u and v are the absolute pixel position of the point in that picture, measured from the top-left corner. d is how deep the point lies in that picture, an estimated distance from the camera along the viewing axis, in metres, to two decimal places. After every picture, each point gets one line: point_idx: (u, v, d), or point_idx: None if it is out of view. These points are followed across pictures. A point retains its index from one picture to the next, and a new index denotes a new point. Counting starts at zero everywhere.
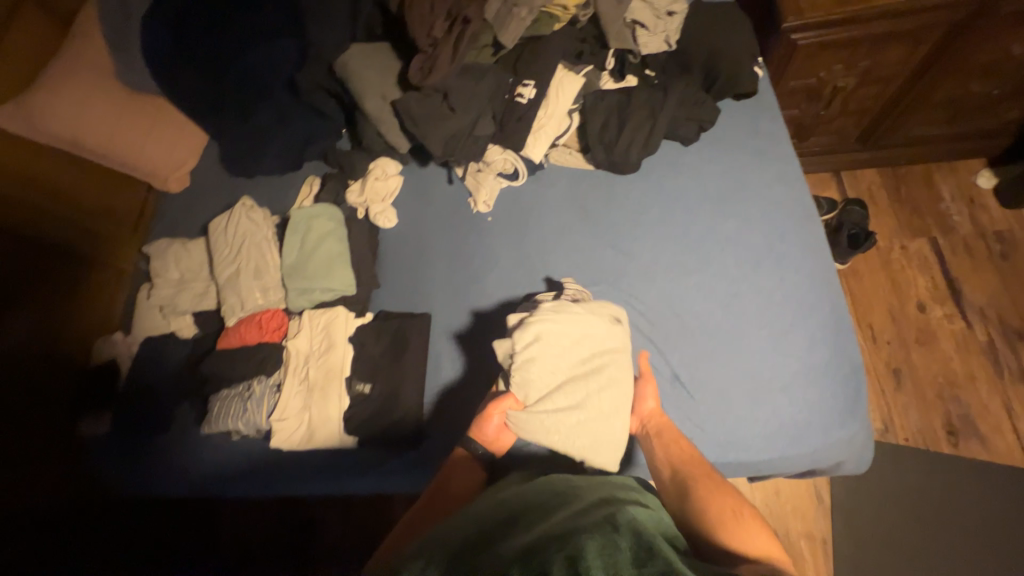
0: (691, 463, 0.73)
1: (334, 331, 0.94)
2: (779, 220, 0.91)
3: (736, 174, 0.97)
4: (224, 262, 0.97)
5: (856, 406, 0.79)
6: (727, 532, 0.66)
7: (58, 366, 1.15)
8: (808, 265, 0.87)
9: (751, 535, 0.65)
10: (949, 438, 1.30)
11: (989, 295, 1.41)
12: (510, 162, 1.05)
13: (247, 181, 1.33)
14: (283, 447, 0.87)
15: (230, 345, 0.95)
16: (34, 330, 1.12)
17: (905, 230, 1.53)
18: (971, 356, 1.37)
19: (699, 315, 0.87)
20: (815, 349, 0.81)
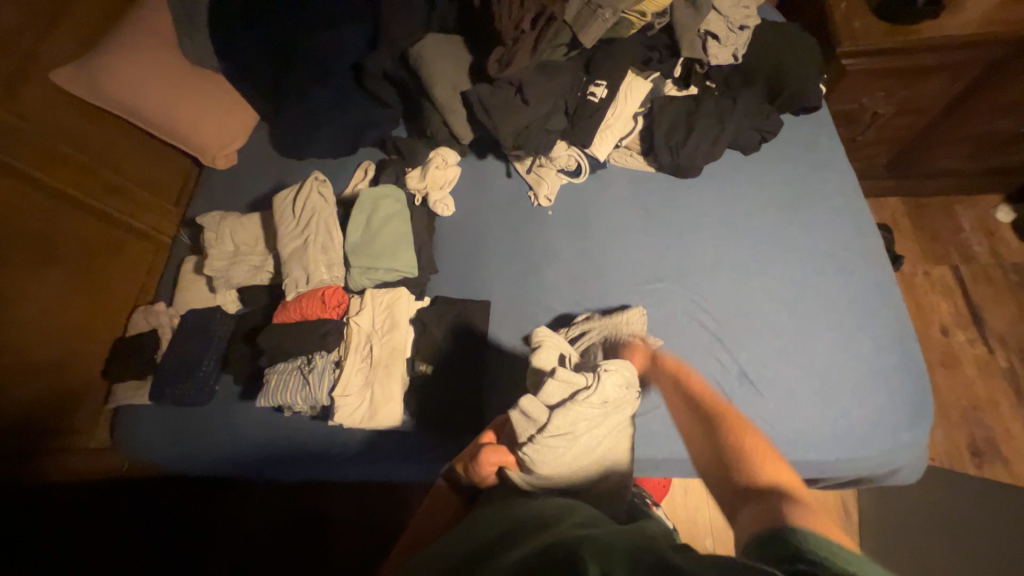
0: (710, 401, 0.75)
1: (398, 311, 0.94)
2: (839, 229, 0.94)
3: (796, 184, 1.01)
4: (289, 235, 0.96)
5: (923, 411, 0.80)
6: (740, 456, 0.63)
7: (91, 333, 1.12)
8: (871, 273, 0.89)
9: (767, 457, 0.62)
10: (974, 459, 1.33)
11: (1008, 322, 1.47)
12: (574, 159, 1.08)
13: (298, 163, 1.32)
14: (346, 422, 0.85)
15: (290, 319, 0.95)
16: (71, 293, 1.09)
17: (928, 256, 1.59)
18: (993, 381, 1.41)
19: (765, 315, 0.88)
20: (880, 353, 0.83)
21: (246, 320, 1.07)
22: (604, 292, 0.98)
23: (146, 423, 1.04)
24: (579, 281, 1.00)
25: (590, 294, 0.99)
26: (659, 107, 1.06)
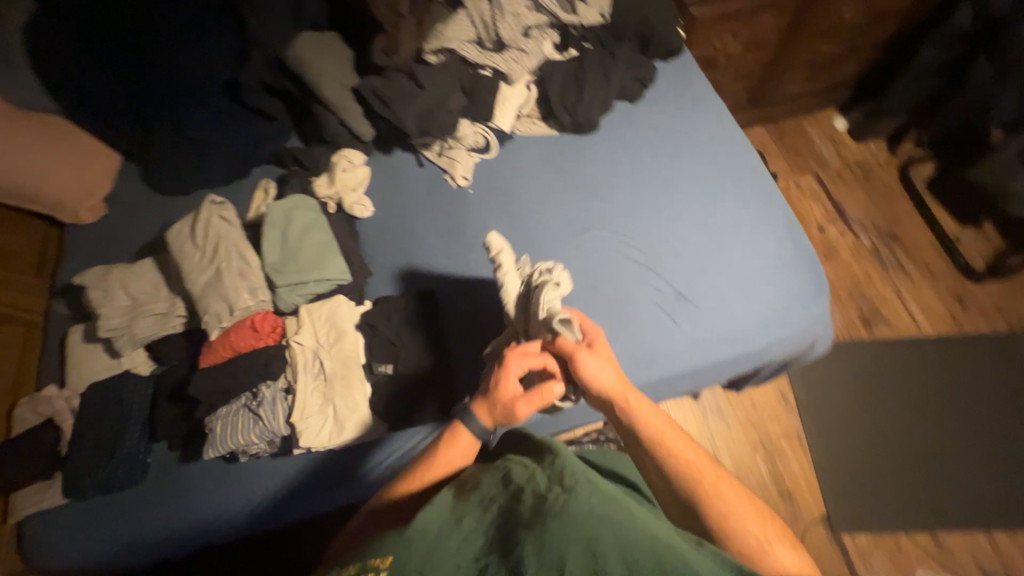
0: (699, 481, 0.72)
1: (340, 320, 0.89)
2: (725, 151, 1.07)
3: (683, 119, 1.11)
4: (196, 270, 0.87)
5: (819, 286, 0.95)
6: (751, 555, 0.67)
7: None
8: (756, 183, 1.03)
9: (778, 556, 0.67)
10: (866, 327, 1.59)
11: (864, 210, 1.76)
12: (482, 135, 1.10)
13: (184, 197, 1.19)
14: (313, 446, 0.80)
15: (220, 358, 0.85)
16: None
17: (795, 170, 1.85)
18: (865, 260, 1.68)
19: (683, 237, 0.98)
20: (781, 246, 0.96)
21: (167, 375, 0.95)
22: (541, 251, 1.01)
23: (68, 526, 0.88)
24: (515, 248, 1.03)
25: (528, 256, 1.02)
26: (549, 74, 1.10)
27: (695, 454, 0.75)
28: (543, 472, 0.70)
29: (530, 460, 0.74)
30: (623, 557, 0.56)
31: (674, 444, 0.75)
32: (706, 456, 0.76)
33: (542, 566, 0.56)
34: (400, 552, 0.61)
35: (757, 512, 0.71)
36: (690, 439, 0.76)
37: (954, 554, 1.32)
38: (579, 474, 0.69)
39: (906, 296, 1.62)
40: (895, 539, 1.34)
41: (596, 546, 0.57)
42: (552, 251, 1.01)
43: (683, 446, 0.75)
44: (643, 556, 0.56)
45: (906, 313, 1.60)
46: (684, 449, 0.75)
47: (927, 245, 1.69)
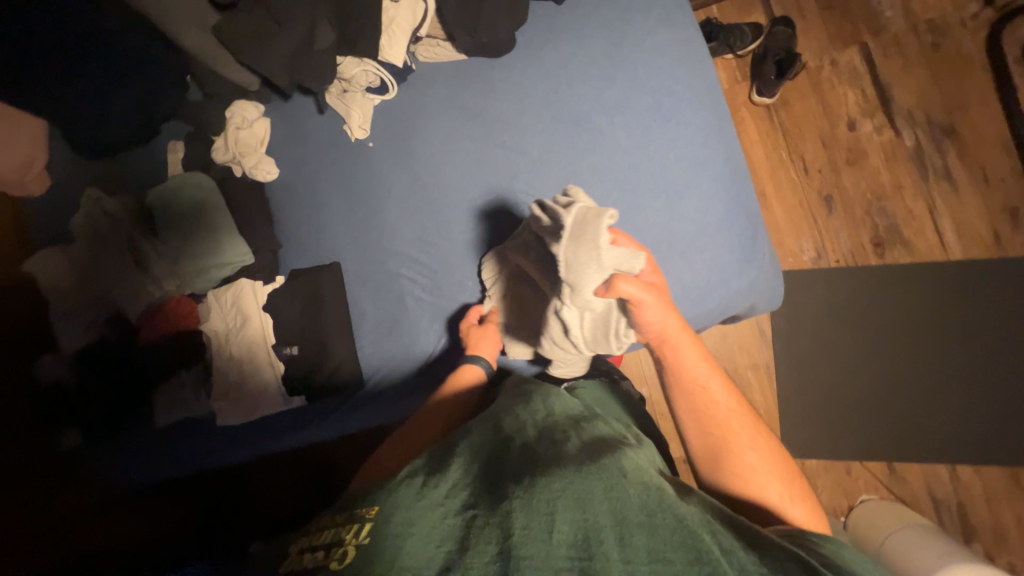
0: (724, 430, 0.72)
1: (245, 304, 0.93)
2: (666, 72, 0.84)
3: (621, 26, 0.86)
4: (103, 265, 0.96)
5: (753, 253, 0.80)
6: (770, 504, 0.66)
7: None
8: (700, 117, 0.82)
9: (802, 516, 0.65)
10: (876, 250, 1.36)
11: (918, 95, 1.36)
12: (372, 73, 0.92)
13: (105, 162, 1.17)
14: (233, 420, 0.92)
15: (150, 342, 0.96)
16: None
17: (835, 40, 1.41)
18: (899, 165, 1.36)
19: (596, 199, 0.83)
20: (711, 205, 0.80)
21: None
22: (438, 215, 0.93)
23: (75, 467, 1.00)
24: (414, 212, 0.95)
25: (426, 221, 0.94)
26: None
27: (730, 403, 0.75)
28: (533, 425, 0.71)
29: (523, 410, 0.75)
30: (614, 509, 0.54)
31: (713, 390, 0.75)
32: (742, 406, 0.75)
33: (534, 519, 0.53)
34: (388, 501, 0.58)
35: (782, 465, 0.71)
36: (731, 388, 0.76)
37: (907, 483, 1.30)
38: (568, 427, 0.69)
39: (941, 210, 1.33)
40: (848, 467, 1.33)
41: (587, 499, 0.54)
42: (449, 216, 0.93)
43: (723, 397, 0.75)
44: (633, 508, 0.54)
45: (935, 232, 1.33)
46: (721, 396, 0.75)
47: (992, 142, 1.32)
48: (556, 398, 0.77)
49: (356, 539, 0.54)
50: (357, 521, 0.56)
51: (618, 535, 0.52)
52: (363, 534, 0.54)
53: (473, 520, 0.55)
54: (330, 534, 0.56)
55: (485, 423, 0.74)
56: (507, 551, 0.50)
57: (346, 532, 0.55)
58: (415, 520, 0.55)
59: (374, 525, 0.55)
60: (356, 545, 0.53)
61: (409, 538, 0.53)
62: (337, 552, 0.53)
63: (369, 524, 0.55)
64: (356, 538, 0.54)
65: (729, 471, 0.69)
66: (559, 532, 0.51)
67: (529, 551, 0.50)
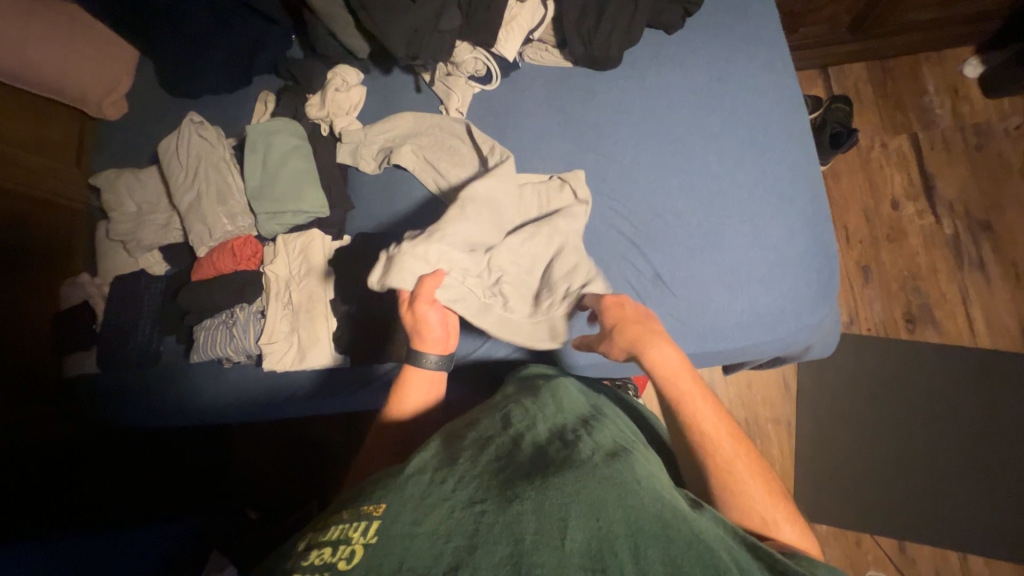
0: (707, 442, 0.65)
1: (313, 255, 0.93)
2: (764, 110, 0.89)
3: (725, 63, 0.93)
4: (183, 189, 0.96)
5: (827, 291, 0.83)
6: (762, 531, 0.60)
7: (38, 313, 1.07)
8: (792, 156, 0.87)
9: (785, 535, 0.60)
10: (907, 324, 1.40)
11: (960, 188, 1.45)
12: (482, 62, 0.97)
13: (190, 102, 1.19)
14: (276, 367, 0.89)
15: (205, 276, 0.95)
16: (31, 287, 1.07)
17: (888, 125, 1.51)
18: (936, 249, 1.43)
19: (682, 214, 0.87)
20: (793, 239, 0.83)
21: (174, 281, 1.06)
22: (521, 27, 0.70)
23: (107, 384, 1.04)
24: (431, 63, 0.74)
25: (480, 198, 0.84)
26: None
27: (718, 422, 0.67)
28: (544, 418, 0.62)
29: (532, 404, 0.65)
30: (629, 518, 0.47)
31: (702, 410, 0.66)
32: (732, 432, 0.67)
33: (546, 522, 0.45)
34: (397, 497, 0.49)
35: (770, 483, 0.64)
36: (714, 402, 0.68)
37: (916, 562, 1.27)
38: (579, 426, 0.61)
39: (972, 298, 1.39)
40: (858, 537, 1.30)
41: (600, 507, 0.47)
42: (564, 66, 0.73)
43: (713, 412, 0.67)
44: (648, 520, 0.47)
45: (964, 317, 1.38)
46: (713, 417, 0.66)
47: None
48: (564, 392, 0.69)
49: (364, 538, 0.45)
50: (363, 519, 0.47)
51: (633, 546, 0.45)
52: (373, 531, 0.46)
53: (483, 517, 0.46)
54: (336, 530, 0.48)
55: (491, 413, 0.66)
56: (519, 556, 0.43)
57: (355, 530, 0.46)
58: (424, 518, 0.47)
59: (383, 523, 0.46)
60: (365, 545, 0.44)
61: (417, 539, 0.45)
62: (344, 551, 0.45)
63: (377, 523, 0.46)
64: (364, 537, 0.45)
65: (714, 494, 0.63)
66: (571, 537, 0.45)
67: (540, 558, 0.43)
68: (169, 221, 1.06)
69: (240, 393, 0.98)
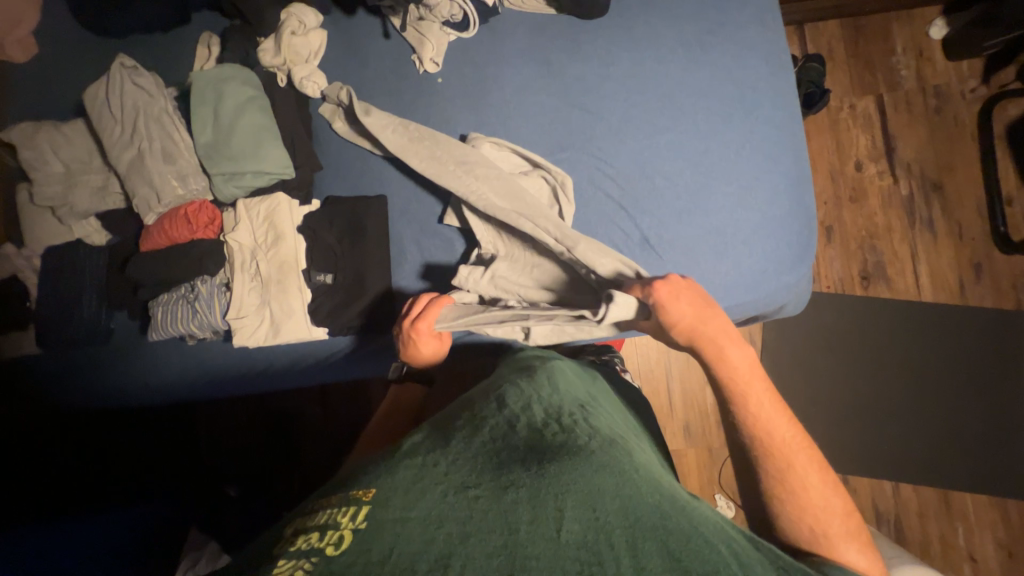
0: (770, 450, 0.65)
1: (279, 220, 0.85)
2: (752, 66, 0.88)
3: (714, 14, 0.89)
4: (119, 145, 0.85)
5: (806, 252, 0.85)
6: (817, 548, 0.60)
7: None
8: (778, 115, 0.86)
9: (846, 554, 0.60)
10: (863, 281, 1.49)
11: (917, 150, 1.51)
12: (457, 6, 0.88)
13: (112, 42, 1.02)
14: (247, 343, 0.84)
15: (157, 246, 0.85)
16: None
17: (857, 86, 1.54)
18: (892, 209, 1.50)
19: (670, 175, 0.86)
20: (776, 201, 0.84)
21: (118, 251, 0.96)
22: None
23: (56, 365, 0.95)
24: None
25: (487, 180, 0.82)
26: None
27: (789, 431, 0.67)
28: (540, 400, 0.60)
29: (528, 383, 0.63)
30: (624, 509, 0.47)
31: (767, 413, 0.66)
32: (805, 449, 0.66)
33: (541, 514, 0.45)
34: (389, 482, 0.48)
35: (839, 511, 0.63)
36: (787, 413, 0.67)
37: (857, 493, 1.41)
38: (575, 411, 0.59)
39: (920, 255, 1.49)
40: None
41: (596, 500, 0.47)
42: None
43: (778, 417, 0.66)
44: (642, 512, 0.47)
45: (913, 274, 1.49)
46: (778, 421, 0.66)
47: (970, 203, 1.50)
48: (560, 376, 0.67)
49: (354, 524, 0.43)
50: (353, 504, 0.46)
51: (628, 540, 0.44)
52: (363, 517, 0.44)
53: (474, 503, 0.46)
54: (325, 515, 0.46)
55: (486, 395, 0.63)
56: (512, 545, 0.42)
57: (344, 515, 0.45)
58: (417, 503, 0.45)
59: (374, 508, 0.45)
60: (355, 530, 0.42)
61: (408, 524, 0.43)
62: (333, 536, 0.42)
63: (369, 506, 0.45)
64: (353, 522, 0.44)
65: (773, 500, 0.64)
66: (566, 529, 0.44)
67: (535, 548, 0.42)
68: (108, 183, 0.94)
69: (209, 369, 0.93)
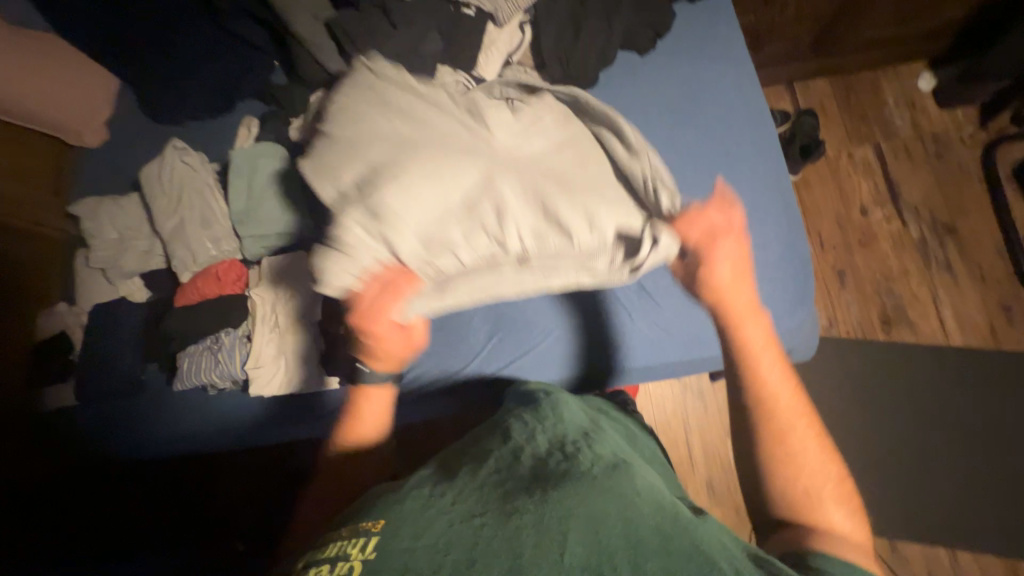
0: (775, 412, 0.76)
1: (298, 277, 0.93)
2: (733, 125, 0.96)
3: (695, 82, 0.99)
4: (165, 214, 0.96)
5: (803, 296, 0.88)
6: (811, 512, 0.69)
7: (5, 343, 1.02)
8: (761, 167, 0.93)
9: (834, 520, 0.68)
10: (883, 325, 1.45)
11: (923, 193, 1.52)
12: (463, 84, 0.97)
13: (168, 128, 1.18)
14: (261, 391, 0.89)
15: (189, 301, 0.93)
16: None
17: (853, 136, 1.59)
18: (905, 251, 1.49)
19: (664, 226, 0.92)
20: (768, 248, 0.89)
21: (155, 307, 1.05)
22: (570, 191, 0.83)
23: (83, 419, 1.00)
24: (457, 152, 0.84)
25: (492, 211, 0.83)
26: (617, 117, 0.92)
27: (790, 397, 0.78)
28: (543, 431, 0.60)
29: (531, 416, 0.64)
30: (627, 528, 0.45)
31: (771, 379, 0.79)
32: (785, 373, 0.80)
33: (546, 537, 0.44)
34: (396, 513, 0.48)
35: (841, 475, 0.73)
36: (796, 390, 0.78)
37: (908, 561, 1.27)
38: (579, 436, 0.60)
39: (942, 297, 1.45)
40: None
41: (600, 520, 0.46)
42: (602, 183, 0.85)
43: (777, 376, 0.79)
44: (645, 530, 0.46)
45: (936, 316, 1.44)
46: (781, 385, 0.78)
47: (987, 243, 1.47)
48: (564, 403, 0.67)
49: (363, 555, 0.44)
50: (362, 535, 0.46)
51: (633, 563, 0.43)
52: (371, 549, 0.44)
53: (482, 529, 0.45)
54: (333, 549, 0.46)
55: (492, 429, 0.64)
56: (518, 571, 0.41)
57: (352, 547, 0.45)
58: (424, 531, 0.45)
59: (382, 539, 0.45)
60: (363, 562, 0.43)
61: (416, 552, 0.43)
62: (342, 567, 0.43)
63: (377, 538, 0.45)
64: (362, 554, 0.44)
65: (786, 527, 0.69)
66: (570, 550, 0.43)
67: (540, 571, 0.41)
68: (152, 247, 1.05)
69: (226, 418, 0.96)
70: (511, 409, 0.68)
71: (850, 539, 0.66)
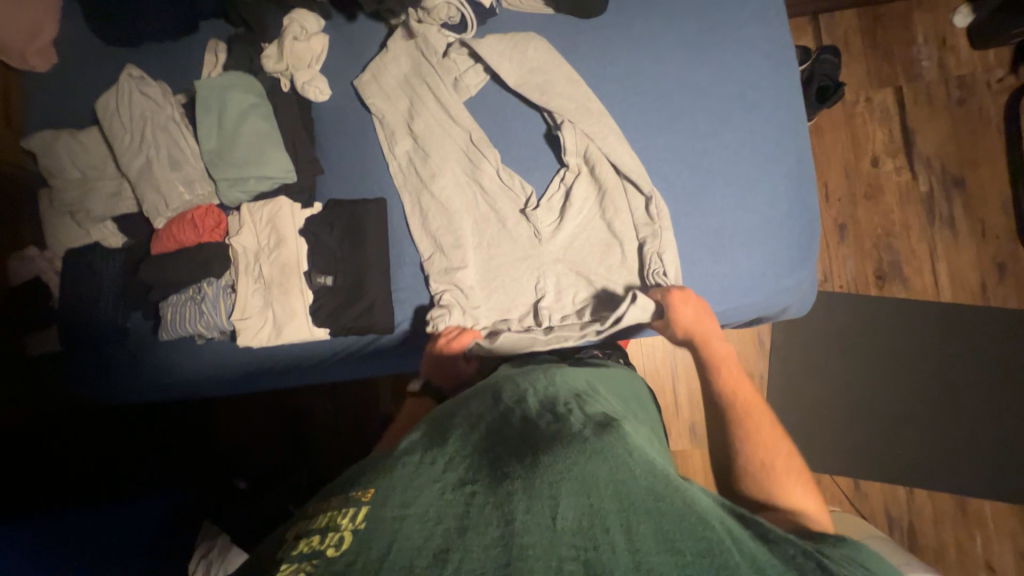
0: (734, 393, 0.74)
1: (281, 224, 0.88)
2: (752, 64, 0.87)
3: (714, 13, 0.89)
4: (129, 152, 0.88)
5: (807, 254, 0.86)
6: (770, 487, 0.65)
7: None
8: (778, 114, 0.86)
9: (797, 497, 0.63)
10: (877, 280, 1.45)
11: (938, 144, 1.45)
12: (456, 8, 0.89)
13: (124, 52, 1.05)
14: (251, 343, 0.86)
15: (166, 249, 0.89)
16: None
17: (874, 78, 1.48)
18: (910, 205, 1.45)
19: (669, 177, 0.87)
20: (776, 203, 0.85)
21: (133, 253, 1.00)
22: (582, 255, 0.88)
23: (73, 366, 0.99)
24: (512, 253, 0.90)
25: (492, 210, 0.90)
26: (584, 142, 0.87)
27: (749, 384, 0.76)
28: (534, 396, 0.62)
29: (525, 380, 0.66)
30: (618, 492, 0.46)
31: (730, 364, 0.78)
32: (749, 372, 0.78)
33: (537, 503, 0.45)
34: (387, 481, 0.48)
35: (796, 453, 0.69)
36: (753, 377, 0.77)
37: (868, 497, 1.38)
38: (570, 398, 0.60)
39: (940, 253, 1.44)
40: (819, 478, 1.40)
41: (591, 485, 0.46)
42: (609, 241, 0.88)
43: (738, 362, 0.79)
44: (637, 492, 0.47)
45: (931, 273, 1.44)
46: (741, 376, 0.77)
47: (994, 199, 1.43)
48: (559, 371, 0.69)
49: (353, 525, 0.44)
50: (351, 505, 0.46)
51: (624, 524, 0.44)
52: (362, 517, 0.45)
53: (472, 500, 0.46)
54: (325, 518, 0.46)
55: (484, 393, 0.66)
56: (509, 536, 0.42)
57: (343, 517, 0.45)
58: (415, 500, 0.46)
59: (372, 509, 0.45)
60: (354, 531, 0.43)
61: (406, 521, 0.44)
62: (333, 538, 0.43)
63: (368, 507, 0.45)
64: (352, 523, 0.44)
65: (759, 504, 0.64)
66: (561, 516, 0.44)
67: (531, 536, 0.42)
68: (121, 188, 0.98)
69: (217, 367, 0.96)
70: (505, 376, 0.69)
71: (812, 515, 0.62)
